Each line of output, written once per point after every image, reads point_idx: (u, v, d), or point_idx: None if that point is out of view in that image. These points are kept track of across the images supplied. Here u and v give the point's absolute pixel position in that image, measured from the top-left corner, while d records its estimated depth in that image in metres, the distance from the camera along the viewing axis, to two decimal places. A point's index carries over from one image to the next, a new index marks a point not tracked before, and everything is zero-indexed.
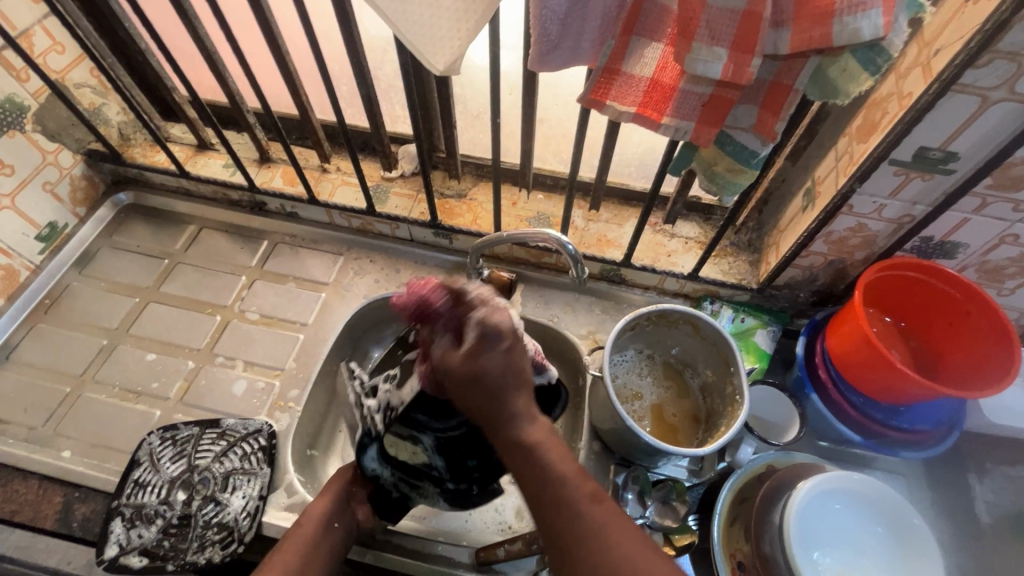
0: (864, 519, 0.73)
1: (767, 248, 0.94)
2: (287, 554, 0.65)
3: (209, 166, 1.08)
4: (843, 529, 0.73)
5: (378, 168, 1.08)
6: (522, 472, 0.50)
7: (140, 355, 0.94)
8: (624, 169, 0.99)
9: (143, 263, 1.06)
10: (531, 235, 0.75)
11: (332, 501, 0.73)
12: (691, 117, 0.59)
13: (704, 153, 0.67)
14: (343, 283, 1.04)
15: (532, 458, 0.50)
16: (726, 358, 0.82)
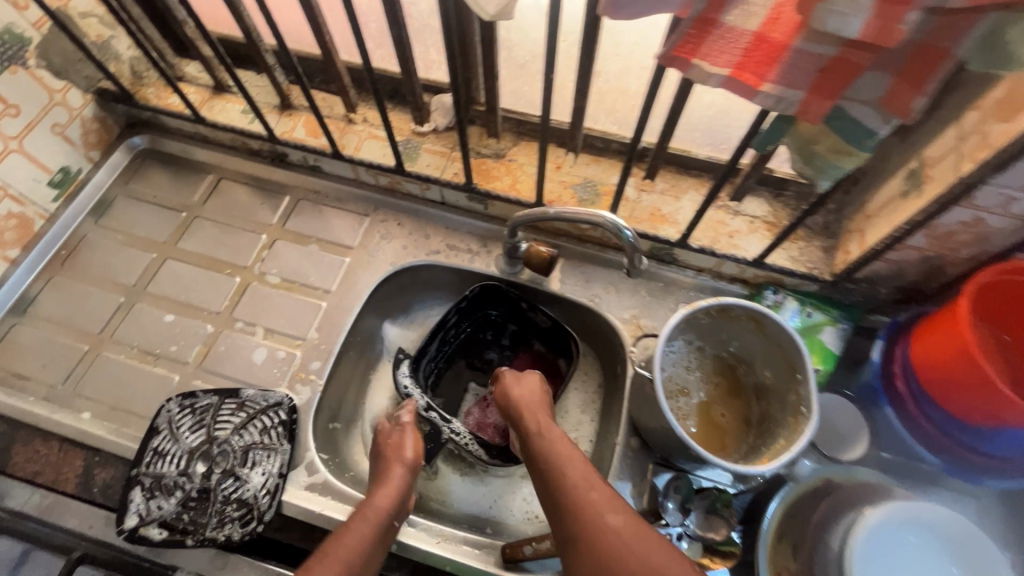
0: (941, 558, 0.64)
1: (848, 235, 0.82)
2: (354, 529, 0.66)
3: (226, 112, 0.99)
4: (921, 567, 0.63)
5: (408, 121, 0.97)
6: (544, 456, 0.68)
7: (158, 316, 0.90)
8: (688, 134, 0.86)
9: (160, 216, 1.00)
10: (585, 216, 0.69)
11: (395, 484, 0.72)
12: (800, 85, 0.48)
13: (803, 127, 0.56)
14: (368, 248, 0.96)
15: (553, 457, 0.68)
16: (791, 363, 0.73)
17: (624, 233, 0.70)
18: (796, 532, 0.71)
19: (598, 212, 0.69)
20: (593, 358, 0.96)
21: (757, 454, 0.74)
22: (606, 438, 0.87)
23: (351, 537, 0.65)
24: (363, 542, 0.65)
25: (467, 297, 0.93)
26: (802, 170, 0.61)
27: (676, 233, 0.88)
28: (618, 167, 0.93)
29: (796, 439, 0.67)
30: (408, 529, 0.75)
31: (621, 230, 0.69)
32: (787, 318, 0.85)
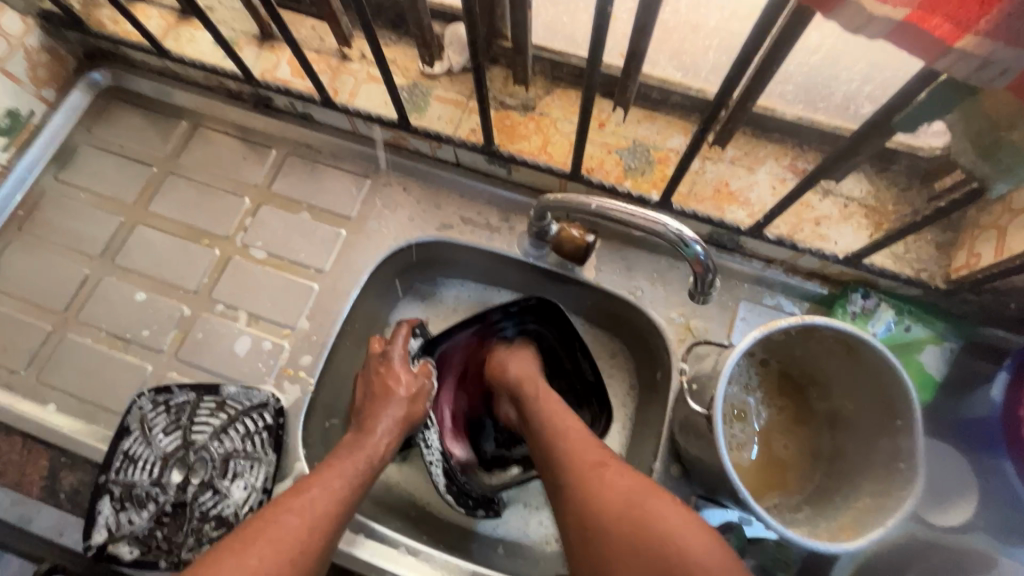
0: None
1: (977, 232, 0.64)
2: (330, 474, 0.59)
3: (195, 42, 0.82)
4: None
5: (416, 60, 0.78)
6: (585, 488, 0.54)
7: (128, 293, 0.78)
8: (778, 87, 0.66)
9: (127, 171, 0.85)
10: (640, 219, 0.55)
11: (357, 459, 0.62)
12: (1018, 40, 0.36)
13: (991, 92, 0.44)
14: (367, 219, 0.81)
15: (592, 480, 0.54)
16: (888, 404, 0.57)
17: (690, 246, 0.57)
18: None
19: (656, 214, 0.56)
20: (629, 356, 0.82)
21: (829, 500, 0.61)
22: (636, 457, 0.75)
23: (325, 481, 0.58)
24: (336, 488, 0.58)
25: (520, 305, 0.78)
26: (974, 164, 0.53)
27: (746, 217, 0.70)
28: (677, 127, 0.74)
29: (888, 509, 0.53)
30: (407, 559, 0.66)
31: (687, 242, 0.56)
32: (877, 331, 0.68)
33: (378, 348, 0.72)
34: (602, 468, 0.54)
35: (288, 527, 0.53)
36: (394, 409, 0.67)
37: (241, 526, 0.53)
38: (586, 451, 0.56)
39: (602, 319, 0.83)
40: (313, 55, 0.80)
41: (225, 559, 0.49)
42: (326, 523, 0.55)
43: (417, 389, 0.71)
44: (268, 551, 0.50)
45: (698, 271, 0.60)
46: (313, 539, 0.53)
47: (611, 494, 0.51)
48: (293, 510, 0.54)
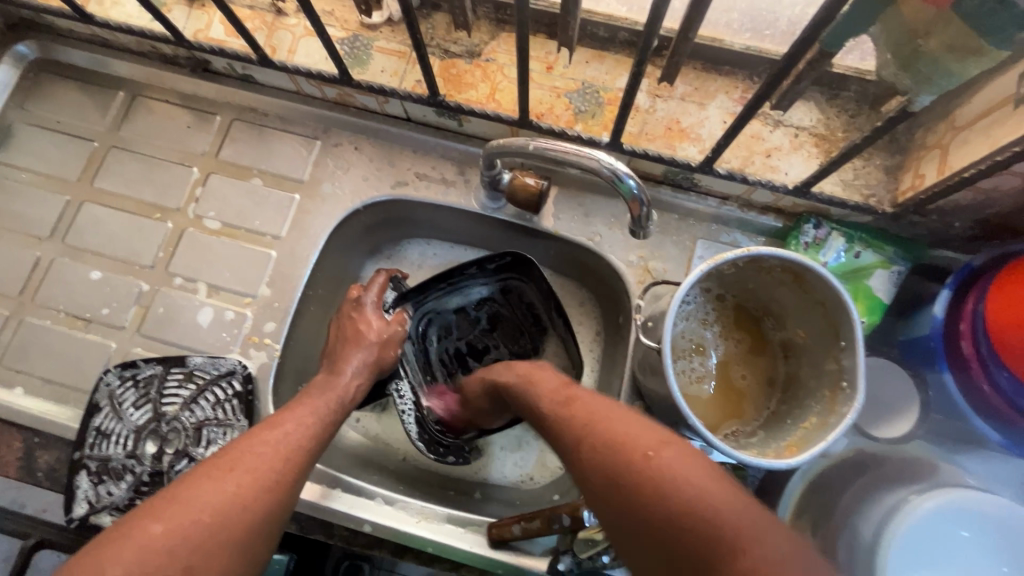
0: (992, 562, 0.55)
1: (922, 152, 0.64)
2: (303, 412, 0.60)
3: (120, 5, 0.78)
4: (965, 565, 0.55)
5: (354, 10, 0.76)
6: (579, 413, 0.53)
7: (83, 273, 0.77)
8: (723, 15, 0.67)
9: (67, 147, 0.82)
10: (574, 155, 0.56)
11: (326, 401, 0.63)
12: None
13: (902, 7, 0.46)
14: (321, 181, 0.79)
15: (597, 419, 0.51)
16: (834, 326, 0.58)
17: (626, 182, 0.57)
18: (820, 508, 0.65)
19: (591, 151, 0.56)
20: (593, 303, 0.84)
21: (781, 422, 0.64)
22: (606, 398, 0.77)
23: (298, 418, 0.59)
24: (311, 424, 0.59)
25: (495, 263, 0.78)
26: (897, 77, 0.56)
27: (698, 152, 0.70)
28: (626, 66, 0.72)
29: (831, 424, 0.55)
30: (383, 509, 0.69)
31: (620, 177, 0.56)
32: (828, 260, 0.69)
33: (352, 295, 0.73)
34: (594, 427, 0.49)
35: (262, 456, 0.53)
36: (364, 353, 0.68)
37: (217, 454, 0.54)
38: (586, 412, 0.52)
39: (566, 267, 0.83)
40: (246, 12, 0.76)
41: (203, 484, 0.50)
42: (299, 456, 0.56)
43: (389, 335, 0.71)
44: (245, 480, 0.51)
45: (634, 211, 0.59)
46: (287, 470, 0.54)
47: (603, 445, 0.47)
48: (268, 442, 0.55)
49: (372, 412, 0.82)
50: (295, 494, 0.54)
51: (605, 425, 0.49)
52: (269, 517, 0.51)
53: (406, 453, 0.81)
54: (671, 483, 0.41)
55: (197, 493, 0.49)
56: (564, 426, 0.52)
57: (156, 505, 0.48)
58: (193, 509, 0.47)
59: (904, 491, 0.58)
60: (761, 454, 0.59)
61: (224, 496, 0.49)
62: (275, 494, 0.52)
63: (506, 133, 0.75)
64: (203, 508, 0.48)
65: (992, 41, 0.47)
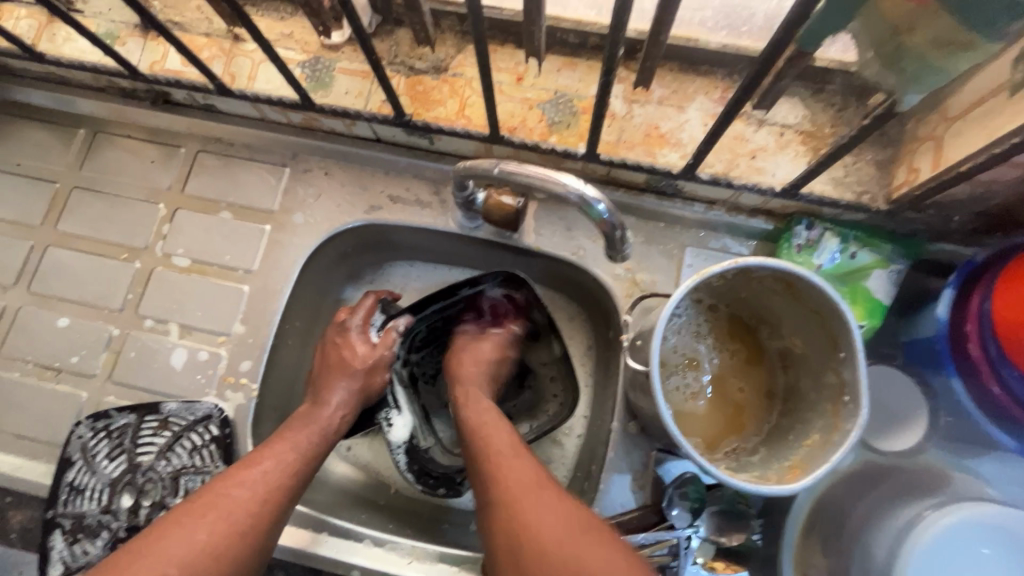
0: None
1: (915, 144, 0.61)
2: (283, 447, 0.56)
3: (71, 41, 0.75)
4: None
5: (314, 32, 0.73)
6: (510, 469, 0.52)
7: (50, 320, 0.74)
8: (696, 13, 0.64)
9: (29, 190, 0.79)
10: (539, 179, 0.53)
11: (310, 434, 0.59)
12: None
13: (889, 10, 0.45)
14: (292, 211, 0.76)
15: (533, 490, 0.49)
16: (831, 334, 0.55)
17: (596, 206, 0.54)
18: (830, 526, 0.62)
19: (558, 175, 0.53)
20: (582, 317, 0.81)
21: (783, 438, 0.60)
22: (601, 417, 0.74)
23: (278, 454, 0.55)
24: (291, 461, 0.55)
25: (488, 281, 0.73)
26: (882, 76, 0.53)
27: (679, 158, 0.67)
28: (599, 72, 0.69)
29: (834, 443, 0.52)
30: (373, 550, 0.66)
31: (590, 202, 0.52)
32: (823, 262, 0.66)
33: (338, 318, 0.70)
34: (516, 505, 0.48)
35: (237, 499, 0.50)
36: (349, 381, 0.65)
37: (191, 495, 0.51)
38: (507, 474, 0.51)
39: (552, 282, 0.80)
40: (202, 40, 0.74)
41: (172, 534, 0.47)
42: (279, 495, 0.53)
43: (375, 361, 0.67)
44: (217, 528, 0.48)
45: (607, 232, 0.56)
46: (264, 512, 0.51)
47: (527, 525, 0.46)
48: (245, 483, 0.51)
49: (363, 440, 0.79)
50: (273, 537, 0.52)
51: (525, 497, 0.48)
52: (242, 565, 0.48)
53: (397, 484, 0.77)
54: (591, 569, 0.42)
55: (164, 545, 0.46)
56: (494, 491, 0.50)
57: (124, 558, 0.45)
58: (160, 562, 0.45)
59: (921, 505, 0.55)
60: (763, 477, 0.55)
61: (193, 547, 0.46)
62: (249, 541, 0.49)
63: (479, 149, 0.72)
64: (170, 560, 0.45)
65: (982, 31, 0.44)
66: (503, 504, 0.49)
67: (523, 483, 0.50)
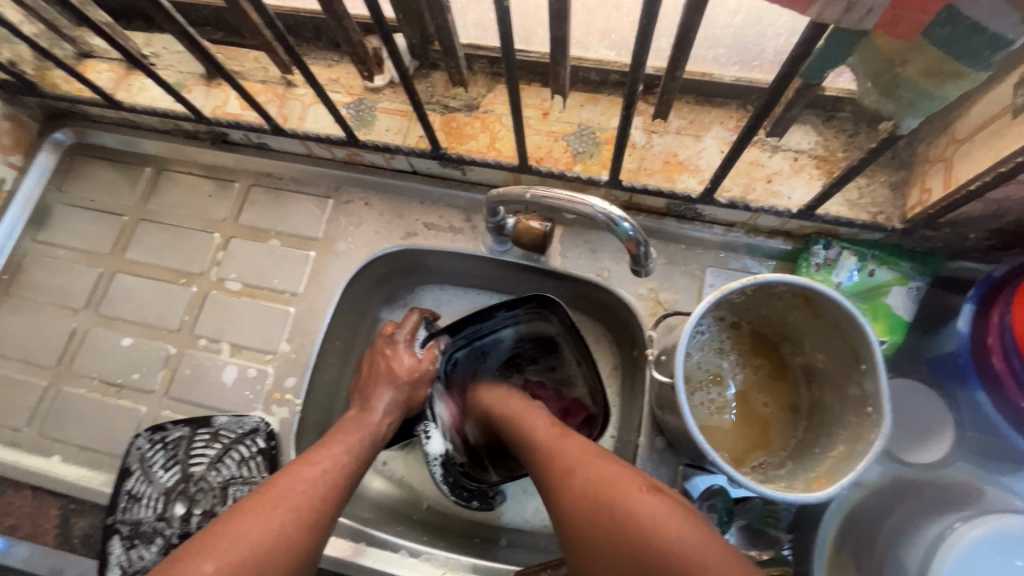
0: None
1: (927, 166, 0.63)
2: (339, 448, 0.60)
3: (145, 90, 0.84)
4: None
5: (358, 77, 0.81)
6: (557, 450, 0.55)
7: (115, 341, 0.81)
8: (709, 51, 0.68)
9: (100, 223, 0.88)
10: (569, 203, 0.57)
11: (360, 439, 0.62)
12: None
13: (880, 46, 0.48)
14: (335, 238, 0.82)
15: (592, 461, 0.51)
16: (852, 348, 0.57)
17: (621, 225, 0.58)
18: (862, 540, 0.62)
19: (586, 197, 0.57)
20: (607, 338, 0.83)
21: (809, 451, 0.62)
22: (628, 432, 0.76)
23: (335, 455, 0.59)
24: (347, 462, 0.59)
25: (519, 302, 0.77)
26: (881, 104, 0.54)
27: (698, 183, 0.71)
28: (619, 106, 0.75)
29: (859, 453, 0.53)
30: (409, 561, 0.69)
31: (616, 221, 0.56)
32: (842, 280, 0.68)
33: (385, 331, 0.73)
34: (574, 469, 0.52)
35: (303, 495, 0.54)
36: (394, 391, 0.68)
37: (259, 489, 0.54)
38: (568, 450, 0.54)
39: (580, 303, 0.84)
40: (259, 86, 0.82)
41: (248, 521, 0.50)
42: (336, 492, 0.56)
43: (420, 374, 0.70)
44: (287, 519, 0.51)
45: (632, 251, 0.60)
46: (326, 508, 0.54)
47: (585, 489, 0.49)
48: (309, 480, 0.55)
49: (398, 454, 0.82)
50: (330, 532, 0.55)
51: (588, 467, 0.51)
52: (307, 556, 0.51)
53: (430, 502, 0.80)
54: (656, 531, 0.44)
55: (244, 532, 0.49)
56: (554, 459, 0.54)
57: (204, 543, 0.48)
58: (240, 546, 0.48)
59: (951, 518, 0.56)
60: (789, 488, 0.56)
61: (269, 534, 0.50)
62: (313, 533, 0.52)
63: (509, 179, 0.78)
64: (249, 544, 0.48)
65: (970, 63, 0.46)
66: (561, 474, 0.52)
67: (582, 452, 0.53)
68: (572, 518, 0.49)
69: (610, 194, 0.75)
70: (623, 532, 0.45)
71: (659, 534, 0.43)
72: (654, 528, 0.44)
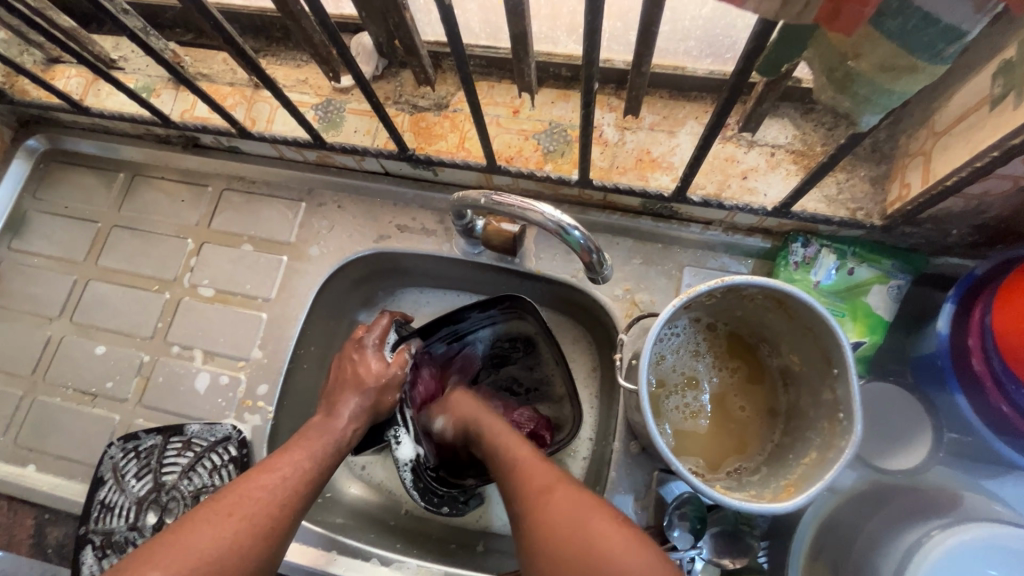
0: None
1: (907, 159, 0.61)
2: (300, 454, 0.59)
3: (113, 96, 0.83)
4: None
5: (326, 77, 0.79)
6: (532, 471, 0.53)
7: (89, 349, 0.81)
8: (680, 44, 0.66)
9: (74, 231, 0.87)
10: (519, 208, 0.56)
11: (322, 445, 0.61)
12: None
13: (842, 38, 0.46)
14: (308, 242, 0.81)
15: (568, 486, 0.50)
16: (825, 352, 0.55)
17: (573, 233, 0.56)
18: (839, 548, 0.60)
19: (537, 203, 0.56)
20: (586, 340, 0.82)
21: (785, 456, 0.60)
22: (606, 435, 0.74)
23: (295, 461, 0.58)
24: (308, 468, 0.58)
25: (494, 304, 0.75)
26: (835, 99, 0.50)
27: (671, 181, 0.69)
28: None
29: (830, 460, 0.51)
30: (380, 569, 0.68)
31: (566, 229, 0.55)
32: (820, 279, 0.66)
33: (355, 335, 0.72)
34: (549, 490, 0.50)
35: (259, 502, 0.53)
36: (361, 398, 0.66)
37: (215, 496, 0.53)
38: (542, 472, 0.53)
39: (558, 305, 0.82)
40: (227, 89, 0.80)
41: (200, 530, 0.49)
42: (295, 499, 0.55)
43: (388, 379, 0.69)
44: (242, 527, 0.50)
45: (586, 259, 0.59)
46: (283, 515, 0.53)
47: (556, 512, 0.48)
48: (266, 487, 0.54)
49: (375, 459, 0.82)
50: (288, 539, 0.54)
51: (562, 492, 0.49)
52: (262, 564, 0.50)
53: (408, 507, 0.80)
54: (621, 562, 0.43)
55: (195, 541, 0.48)
56: (527, 480, 0.53)
57: (152, 552, 0.47)
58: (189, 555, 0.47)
59: (928, 526, 0.54)
60: (758, 496, 0.55)
61: (221, 543, 0.49)
62: (268, 541, 0.51)
63: (481, 179, 0.76)
64: (199, 554, 0.47)
65: (925, 58, 0.43)
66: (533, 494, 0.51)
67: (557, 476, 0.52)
68: (541, 543, 0.47)
69: (584, 193, 0.74)
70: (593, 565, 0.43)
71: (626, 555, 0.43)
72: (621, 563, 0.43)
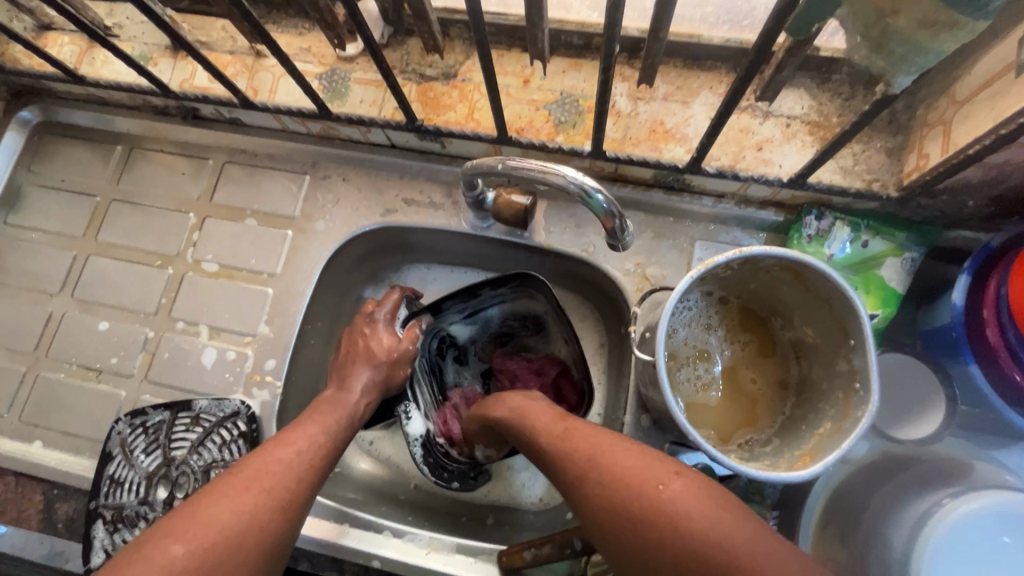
0: None
1: (925, 130, 0.60)
2: (314, 429, 0.59)
3: (109, 64, 0.80)
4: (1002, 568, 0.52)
5: (330, 45, 0.77)
6: (551, 426, 0.52)
7: (91, 325, 0.79)
8: (697, 10, 0.66)
9: (72, 205, 0.85)
10: (539, 172, 0.55)
11: (334, 420, 0.61)
12: None
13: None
14: (313, 217, 0.80)
15: (589, 433, 0.49)
16: (843, 326, 0.55)
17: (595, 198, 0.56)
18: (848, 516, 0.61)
19: (557, 167, 0.55)
20: (595, 315, 0.82)
21: (797, 428, 0.60)
22: (616, 410, 0.75)
23: (309, 436, 0.58)
24: (322, 442, 0.58)
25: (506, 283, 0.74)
26: (870, 61, 0.51)
27: (685, 152, 0.67)
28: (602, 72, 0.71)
29: (845, 431, 0.52)
30: (392, 541, 0.68)
31: (589, 192, 0.54)
32: (834, 252, 0.65)
33: (366, 310, 0.73)
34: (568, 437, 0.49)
35: (277, 475, 0.52)
36: (372, 371, 0.67)
37: (230, 471, 0.52)
38: (565, 424, 0.51)
39: (567, 281, 0.81)
40: (227, 57, 0.78)
41: (219, 503, 0.48)
42: (311, 472, 0.55)
43: (399, 354, 0.69)
44: (261, 500, 0.50)
45: (608, 225, 0.59)
46: (300, 488, 0.53)
47: (580, 450, 0.46)
48: (282, 460, 0.54)
49: (384, 434, 0.82)
50: (305, 511, 0.54)
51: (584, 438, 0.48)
52: (282, 536, 0.50)
53: (417, 481, 0.80)
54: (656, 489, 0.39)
55: (216, 513, 0.47)
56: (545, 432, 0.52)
57: (172, 526, 0.46)
58: (211, 528, 0.46)
59: (939, 494, 0.54)
60: (773, 466, 0.56)
61: (241, 515, 0.48)
62: (287, 513, 0.51)
63: (490, 151, 0.75)
64: (220, 526, 0.46)
65: (965, 12, 0.42)
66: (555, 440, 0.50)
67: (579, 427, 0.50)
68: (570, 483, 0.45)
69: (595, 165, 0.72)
70: (625, 499, 0.40)
71: (649, 488, 0.39)
72: (663, 497, 0.38)
